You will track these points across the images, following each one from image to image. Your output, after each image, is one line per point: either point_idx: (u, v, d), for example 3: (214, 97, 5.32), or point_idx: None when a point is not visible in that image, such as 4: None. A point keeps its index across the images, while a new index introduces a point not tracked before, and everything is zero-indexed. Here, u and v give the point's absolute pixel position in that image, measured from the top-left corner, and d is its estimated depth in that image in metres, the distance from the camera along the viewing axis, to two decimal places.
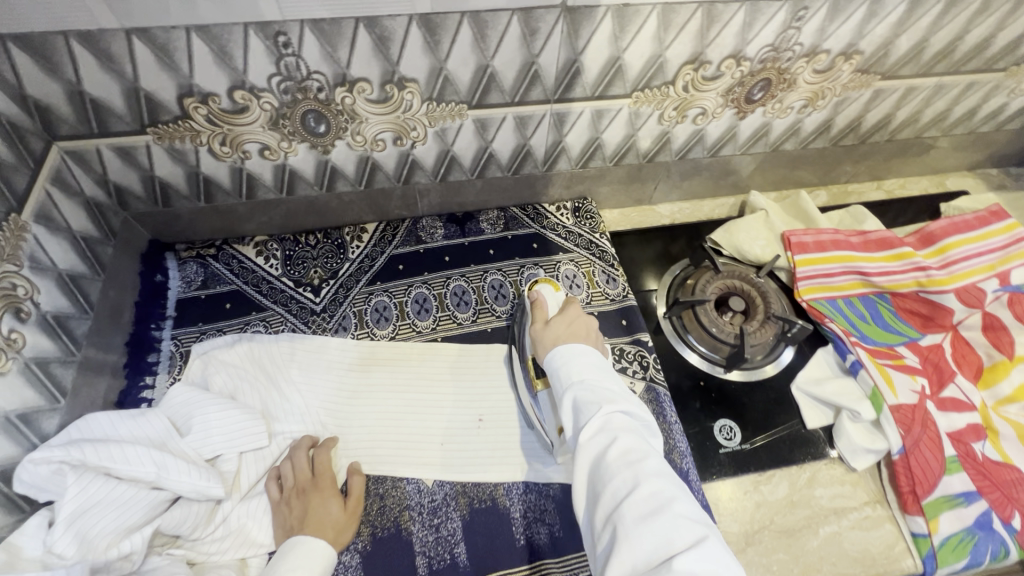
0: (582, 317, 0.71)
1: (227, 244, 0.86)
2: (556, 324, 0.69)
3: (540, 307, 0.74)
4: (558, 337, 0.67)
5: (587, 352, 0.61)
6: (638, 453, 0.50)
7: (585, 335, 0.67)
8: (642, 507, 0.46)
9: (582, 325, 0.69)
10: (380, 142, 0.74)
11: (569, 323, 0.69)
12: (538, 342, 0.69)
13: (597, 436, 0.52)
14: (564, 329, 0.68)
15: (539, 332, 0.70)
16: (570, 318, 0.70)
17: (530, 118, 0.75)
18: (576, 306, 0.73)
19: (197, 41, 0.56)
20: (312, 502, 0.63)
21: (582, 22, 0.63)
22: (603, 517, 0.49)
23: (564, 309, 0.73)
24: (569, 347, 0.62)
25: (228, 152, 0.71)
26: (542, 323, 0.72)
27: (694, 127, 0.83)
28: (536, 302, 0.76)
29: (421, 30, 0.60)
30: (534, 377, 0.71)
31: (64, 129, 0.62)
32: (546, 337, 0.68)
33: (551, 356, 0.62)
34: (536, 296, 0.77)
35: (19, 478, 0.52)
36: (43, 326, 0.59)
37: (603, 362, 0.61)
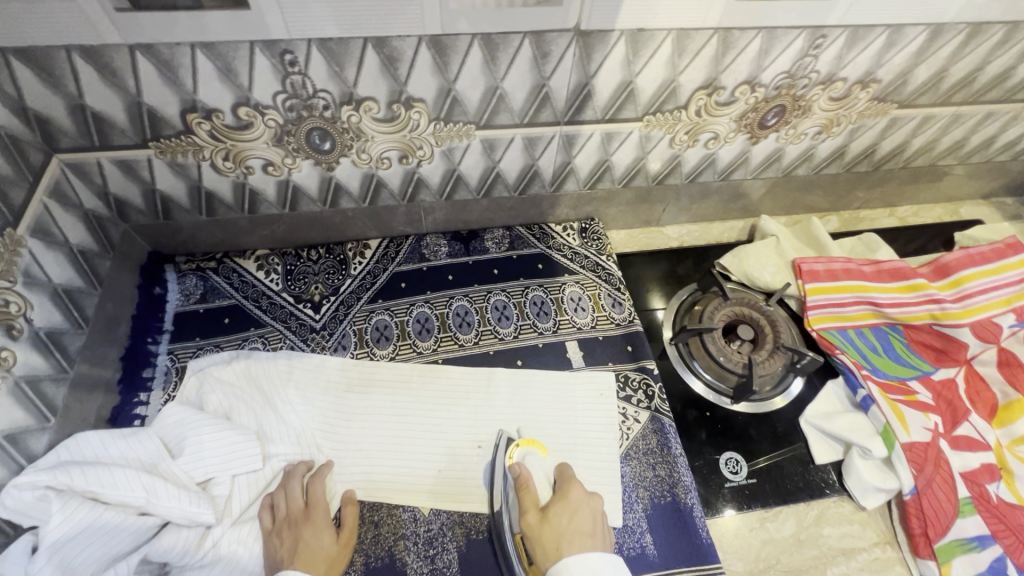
0: (586, 501, 0.63)
1: (227, 258, 0.85)
2: (556, 515, 0.61)
3: (532, 491, 0.63)
4: (562, 535, 0.59)
5: (604, 565, 0.56)
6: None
7: (595, 535, 0.59)
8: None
9: (589, 519, 0.61)
10: (386, 160, 0.73)
11: (572, 513, 0.61)
12: (534, 538, 0.59)
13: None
14: (569, 522, 0.60)
15: (534, 526, 0.60)
16: (573, 506, 0.62)
17: (539, 139, 0.73)
18: (577, 486, 0.64)
19: (202, 58, 0.55)
20: (303, 533, 0.62)
21: (594, 45, 0.61)
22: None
23: (564, 490, 0.64)
24: (584, 562, 0.56)
25: (231, 167, 0.69)
26: (537, 511, 0.62)
27: (705, 151, 0.81)
28: (522, 478, 0.64)
29: (430, 51, 0.59)
30: (528, 565, 0.60)
31: (65, 142, 0.61)
32: (546, 536, 0.59)
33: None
34: (520, 469, 0.65)
35: (3, 503, 0.50)
36: (35, 343, 0.58)
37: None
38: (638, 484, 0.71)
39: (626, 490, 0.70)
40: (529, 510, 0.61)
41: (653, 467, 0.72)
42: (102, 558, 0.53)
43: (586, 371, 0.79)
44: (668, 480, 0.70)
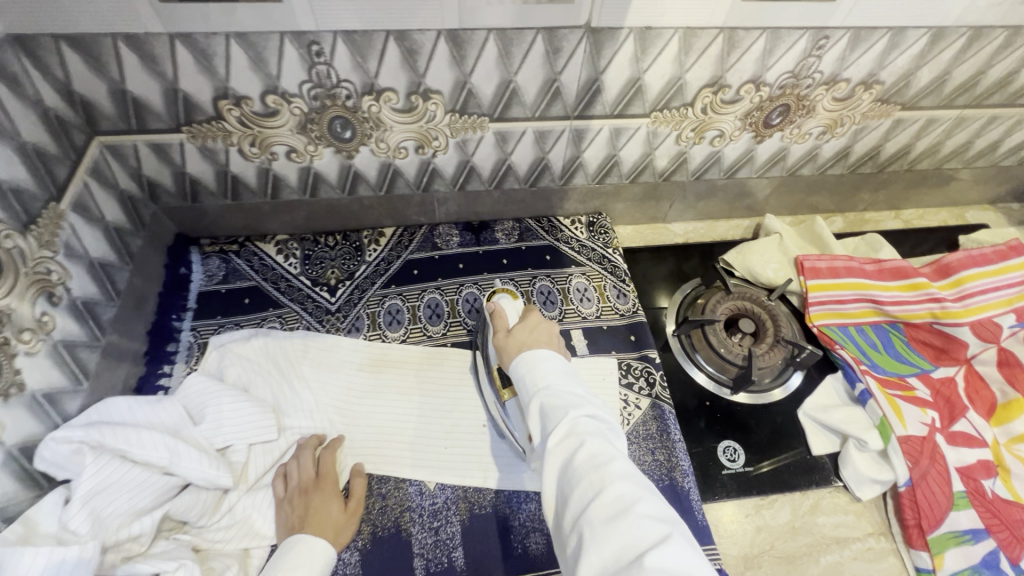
0: (548, 324, 0.65)
1: (249, 242, 0.89)
2: (519, 331, 0.63)
3: (501, 314, 0.69)
4: (521, 345, 0.61)
5: (550, 356, 0.56)
6: (605, 455, 0.45)
7: (549, 340, 0.61)
8: (607, 514, 0.42)
9: (547, 331, 0.63)
10: (403, 150, 0.76)
11: (533, 329, 0.63)
12: (501, 350, 0.63)
13: (565, 439, 0.47)
14: (529, 336, 0.62)
15: (503, 340, 0.63)
16: (534, 325, 0.64)
17: (549, 132, 0.76)
18: (538, 313, 0.67)
19: (236, 47, 0.59)
20: (314, 502, 0.65)
21: (604, 42, 0.64)
22: (570, 527, 0.44)
23: (526, 315, 0.66)
24: (535, 355, 0.56)
25: (256, 153, 0.73)
26: (505, 330, 0.66)
27: (711, 148, 0.84)
28: (495, 309, 0.71)
29: (448, 44, 0.62)
30: (501, 387, 0.70)
31: (105, 125, 0.66)
32: (510, 344, 0.62)
33: (517, 364, 0.57)
34: (494, 305, 0.73)
35: (41, 455, 0.54)
36: (72, 310, 0.62)
37: (569, 367, 0.55)
38: (636, 467, 0.73)
39: None
40: (500, 330, 0.66)
41: (652, 452, 0.74)
42: (126, 513, 0.55)
43: (589, 358, 0.81)
44: (666, 464, 0.73)
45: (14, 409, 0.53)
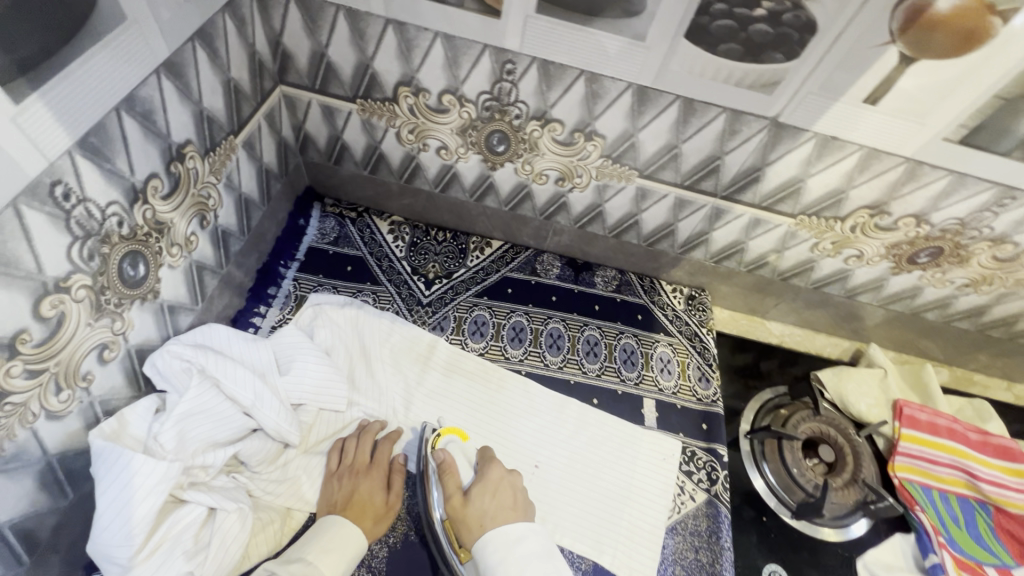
0: (508, 476, 0.68)
1: (367, 213, 0.91)
2: (477, 497, 0.65)
3: (450, 468, 0.67)
4: (484, 515, 0.63)
5: (524, 539, 0.62)
6: None
7: (512, 504, 0.65)
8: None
9: (507, 491, 0.66)
10: (544, 177, 0.77)
11: (493, 492, 0.66)
12: (459, 521, 0.64)
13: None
14: (491, 502, 0.65)
15: (460, 515, 0.64)
16: (494, 484, 0.66)
17: (690, 204, 0.76)
18: (496, 465, 0.69)
19: (439, 46, 0.62)
20: (360, 489, 0.65)
21: (784, 137, 0.63)
22: None
23: (482, 471, 0.68)
24: (507, 535, 0.62)
25: (411, 140, 0.76)
26: (459, 494, 0.66)
27: (843, 265, 0.81)
28: (445, 464, 0.68)
29: (633, 98, 0.63)
30: (456, 549, 0.63)
31: (292, 77, 0.70)
32: (469, 519, 0.63)
33: (488, 545, 0.61)
34: (444, 456, 0.68)
35: (155, 364, 0.57)
36: (213, 236, 0.66)
37: (541, 550, 0.61)
38: (676, 560, 0.70)
39: (663, 561, 0.70)
40: (452, 498, 0.65)
41: (695, 549, 0.71)
42: (205, 440, 0.57)
43: (655, 433, 0.79)
44: (707, 567, 0.70)
45: (144, 312, 0.56)
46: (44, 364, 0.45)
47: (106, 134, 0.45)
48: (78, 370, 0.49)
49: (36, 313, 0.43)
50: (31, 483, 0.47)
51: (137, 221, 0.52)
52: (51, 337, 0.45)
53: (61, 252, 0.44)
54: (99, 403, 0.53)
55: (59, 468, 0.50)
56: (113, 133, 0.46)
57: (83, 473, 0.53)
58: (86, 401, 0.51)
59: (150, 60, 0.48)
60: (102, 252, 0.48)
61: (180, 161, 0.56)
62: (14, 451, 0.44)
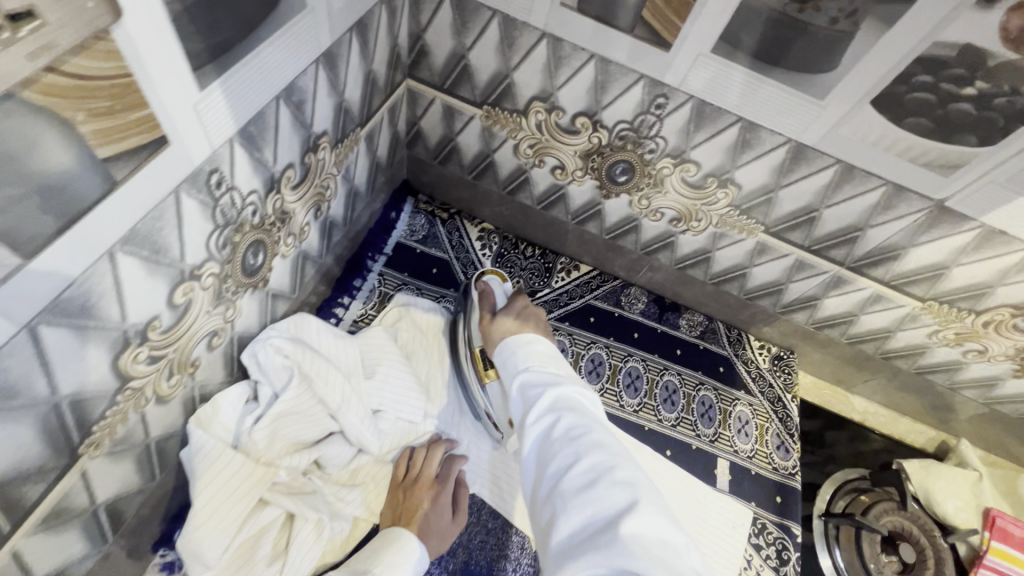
0: (531, 307, 0.66)
1: (458, 216, 0.88)
2: (501, 317, 0.64)
3: (486, 298, 0.69)
4: (506, 332, 0.62)
5: (538, 340, 0.57)
6: (582, 427, 0.47)
7: (535, 325, 0.64)
8: (578, 483, 0.43)
9: (533, 315, 0.65)
10: (658, 214, 0.73)
11: (519, 314, 0.64)
12: (487, 337, 0.64)
13: (541, 417, 0.49)
14: (517, 322, 0.63)
15: (487, 330, 0.64)
16: (520, 309, 0.66)
17: (811, 267, 0.71)
18: (524, 296, 0.68)
19: (591, 68, 0.58)
20: (423, 504, 0.61)
21: (943, 222, 0.58)
22: (544, 499, 0.45)
23: (512, 300, 0.68)
24: (523, 337, 0.58)
25: (528, 154, 0.72)
26: (490, 315, 0.66)
27: (958, 357, 0.75)
28: (484, 294, 0.69)
29: (787, 155, 0.58)
30: (482, 370, 0.66)
31: (422, 73, 0.67)
32: (493, 333, 0.63)
33: (506, 344, 0.59)
34: (483, 287, 0.70)
35: (252, 354, 0.55)
36: (321, 227, 0.64)
37: (553, 350, 0.57)
38: None
39: None
40: (484, 316, 0.67)
41: None
42: (291, 441, 0.56)
43: (727, 499, 0.76)
44: None
45: (252, 301, 0.55)
46: (165, 351, 0.43)
47: (262, 123, 0.43)
48: (189, 356, 0.48)
49: (169, 301, 0.41)
50: (130, 465, 0.46)
51: (267, 210, 0.50)
52: (176, 323, 0.43)
53: (202, 240, 0.42)
54: (198, 388, 0.51)
55: (154, 452, 0.49)
56: (268, 122, 0.44)
57: (172, 455, 0.52)
58: (189, 387, 0.50)
59: (314, 50, 0.45)
60: (233, 241, 0.46)
61: (314, 152, 0.54)
62: (123, 435, 0.43)
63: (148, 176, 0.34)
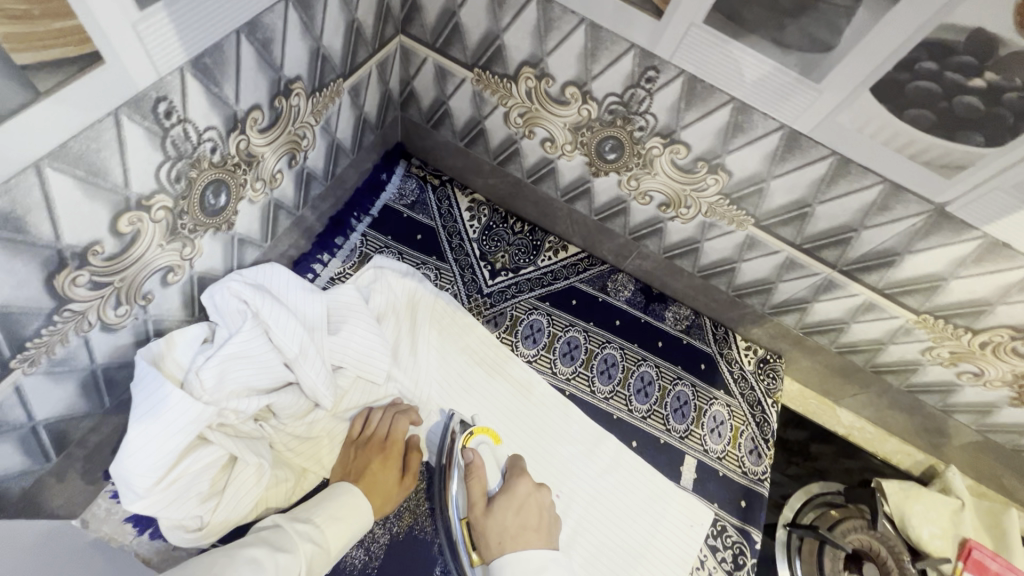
0: (531, 497, 0.64)
1: (450, 184, 0.87)
2: (501, 509, 0.62)
3: (476, 479, 0.64)
4: (504, 532, 0.61)
5: (550, 564, 0.60)
6: None
7: (539, 527, 0.62)
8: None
9: (534, 510, 0.63)
10: (647, 198, 0.70)
11: (517, 508, 0.62)
12: (477, 529, 0.62)
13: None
14: (513, 518, 0.62)
15: (482, 527, 0.61)
16: (520, 500, 0.63)
17: (802, 268, 0.67)
18: (526, 478, 0.65)
19: (580, 34, 0.56)
20: (373, 464, 0.61)
21: (942, 229, 0.54)
22: None
23: (511, 483, 0.65)
24: (523, 560, 0.59)
25: (518, 124, 0.70)
26: (483, 503, 0.63)
27: (952, 378, 0.71)
28: (471, 467, 0.65)
29: (780, 142, 0.55)
30: (468, 554, 0.62)
31: (415, 30, 0.66)
32: (491, 529, 0.61)
33: (504, 574, 0.59)
34: (471, 458, 0.65)
35: (212, 296, 0.56)
36: (297, 177, 0.63)
37: (549, 574, 0.60)
38: None
39: None
40: (475, 504, 0.63)
41: None
42: (243, 384, 0.55)
43: (690, 495, 0.73)
44: None
45: (215, 242, 0.55)
46: (110, 278, 0.43)
47: (221, 57, 0.42)
48: (140, 289, 0.48)
49: (113, 229, 0.41)
50: (74, 387, 0.47)
51: (230, 150, 0.49)
52: (122, 252, 0.43)
53: (151, 170, 0.42)
54: (152, 322, 0.52)
55: (102, 378, 0.49)
56: (228, 57, 0.43)
57: (123, 385, 0.52)
58: (141, 318, 0.50)
59: None
60: (189, 175, 0.46)
61: (286, 97, 0.53)
62: (64, 356, 0.44)
63: (79, 92, 0.33)
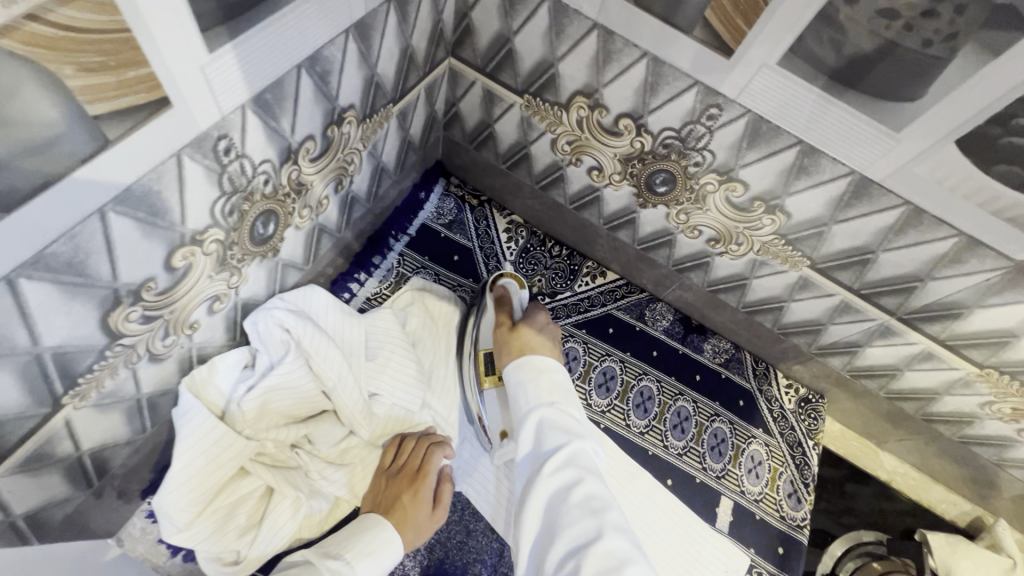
0: (546, 326, 0.65)
1: (488, 204, 0.85)
2: (523, 327, 0.63)
3: (504, 304, 0.68)
4: (524, 341, 0.61)
5: (554, 368, 0.57)
6: (601, 500, 0.47)
7: (555, 345, 0.63)
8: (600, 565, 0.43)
9: (550, 334, 0.64)
10: (696, 232, 0.68)
11: (539, 328, 0.64)
12: (500, 341, 0.63)
13: (557, 475, 0.48)
14: (533, 335, 0.63)
15: (504, 336, 0.63)
16: (541, 322, 0.65)
17: (856, 312, 0.65)
18: (545, 313, 0.67)
19: (641, 68, 0.54)
20: (405, 496, 0.60)
21: (1020, 287, 0.51)
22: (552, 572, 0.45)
23: (533, 312, 0.67)
24: (537, 357, 0.58)
25: (565, 150, 0.68)
26: (506, 321, 0.65)
27: (1012, 434, 0.67)
28: (501, 298, 0.69)
29: (848, 188, 0.52)
30: (482, 372, 0.66)
31: (465, 54, 0.64)
32: (512, 340, 0.62)
33: (518, 367, 0.57)
34: (501, 292, 0.69)
35: (253, 323, 0.55)
36: (341, 201, 0.62)
37: (563, 379, 0.57)
38: None
39: None
40: (501, 324, 0.65)
41: None
42: (282, 412, 0.55)
43: (725, 540, 0.71)
44: None
45: (260, 269, 0.54)
46: (161, 311, 0.43)
47: (280, 92, 0.41)
48: (187, 318, 0.47)
49: (167, 264, 0.41)
50: (119, 417, 0.46)
51: (282, 180, 0.48)
52: (174, 286, 0.43)
53: (206, 206, 0.41)
54: (196, 349, 0.51)
55: (145, 406, 0.49)
56: (287, 92, 0.42)
57: (164, 411, 0.52)
58: (186, 347, 0.50)
59: (343, 21, 0.43)
60: (242, 208, 0.45)
61: (338, 125, 0.52)
62: (112, 389, 0.43)
63: (146, 136, 0.32)
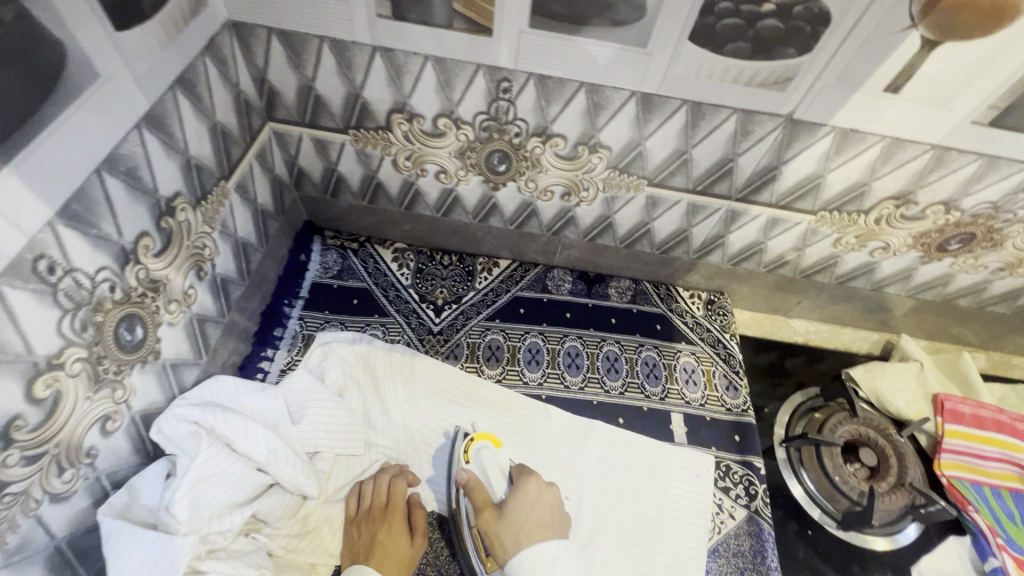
0: (544, 498, 0.63)
1: (368, 243, 0.88)
2: (514, 511, 0.61)
3: (481, 491, 0.63)
4: (520, 531, 0.59)
5: (560, 562, 0.57)
6: None
7: (550, 521, 0.61)
8: None
9: (546, 507, 0.62)
10: (549, 193, 0.74)
11: (530, 508, 0.61)
12: (491, 533, 0.60)
13: None
14: (529, 516, 0.61)
15: (493, 529, 0.60)
16: (531, 501, 0.62)
17: (704, 208, 0.72)
18: (535, 478, 0.65)
19: (430, 69, 0.59)
20: (380, 535, 0.61)
21: (800, 134, 0.60)
22: None
23: (519, 486, 0.63)
24: (539, 554, 0.57)
25: (408, 167, 0.73)
26: (491, 510, 0.61)
27: (868, 258, 0.77)
28: (470, 484, 0.64)
29: (637, 106, 0.60)
30: (482, 559, 0.60)
31: (279, 114, 0.68)
32: (505, 530, 0.59)
33: (521, 570, 0.57)
34: (468, 476, 0.64)
35: (160, 430, 0.54)
36: (211, 286, 0.63)
37: (569, 569, 0.57)
38: None
39: None
40: (483, 514, 0.61)
41: (740, 571, 0.68)
42: (222, 503, 0.54)
43: (687, 449, 0.76)
44: None
45: (146, 375, 0.54)
46: (43, 448, 0.42)
47: (88, 199, 0.43)
48: (81, 447, 0.47)
49: (30, 396, 0.41)
50: (40, 571, 0.44)
51: (131, 283, 0.49)
52: (48, 418, 0.42)
53: (51, 327, 0.42)
54: (107, 476, 0.51)
55: (68, 551, 0.47)
56: (97, 197, 0.44)
57: (94, 553, 0.50)
58: (92, 476, 0.49)
59: (130, 117, 0.45)
60: (95, 321, 0.46)
61: (172, 216, 0.53)
62: (18, 543, 0.42)
63: None
